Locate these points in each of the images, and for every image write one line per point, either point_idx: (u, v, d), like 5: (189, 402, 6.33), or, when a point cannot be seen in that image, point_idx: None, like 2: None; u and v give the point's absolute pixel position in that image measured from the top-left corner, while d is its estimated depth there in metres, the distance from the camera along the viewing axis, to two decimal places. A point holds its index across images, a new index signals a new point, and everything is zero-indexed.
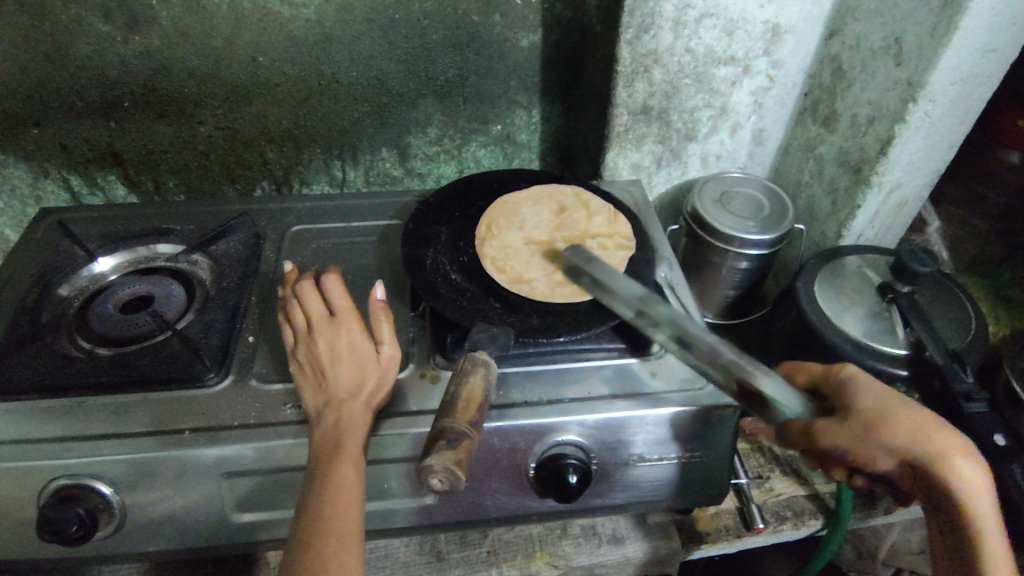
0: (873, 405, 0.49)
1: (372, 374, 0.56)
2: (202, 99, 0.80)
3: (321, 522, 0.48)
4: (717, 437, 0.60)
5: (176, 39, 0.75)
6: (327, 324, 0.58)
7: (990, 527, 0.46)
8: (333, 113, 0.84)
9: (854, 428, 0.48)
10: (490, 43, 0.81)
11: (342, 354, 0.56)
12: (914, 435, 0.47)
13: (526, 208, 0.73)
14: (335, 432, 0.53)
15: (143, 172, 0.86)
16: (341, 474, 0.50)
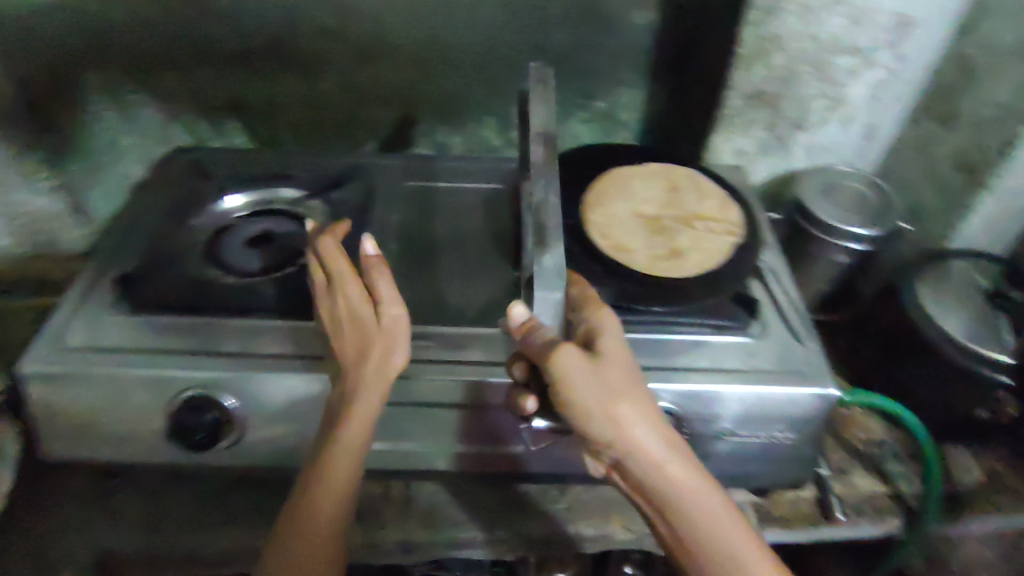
0: (619, 368, 0.49)
1: (373, 341, 0.52)
2: (327, 55, 0.84)
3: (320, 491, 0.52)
4: (811, 420, 0.61)
5: None
6: (327, 295, 0.56)
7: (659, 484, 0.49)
8: (446, 78, 0.87)
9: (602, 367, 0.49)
10: (607, 19, 0.82)
11: (343, 322, 0.54)
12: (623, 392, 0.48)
13: (636, 183, 0.75)
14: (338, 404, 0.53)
15: (264, 122, 0.91)
16: (340, 447, 0.51)
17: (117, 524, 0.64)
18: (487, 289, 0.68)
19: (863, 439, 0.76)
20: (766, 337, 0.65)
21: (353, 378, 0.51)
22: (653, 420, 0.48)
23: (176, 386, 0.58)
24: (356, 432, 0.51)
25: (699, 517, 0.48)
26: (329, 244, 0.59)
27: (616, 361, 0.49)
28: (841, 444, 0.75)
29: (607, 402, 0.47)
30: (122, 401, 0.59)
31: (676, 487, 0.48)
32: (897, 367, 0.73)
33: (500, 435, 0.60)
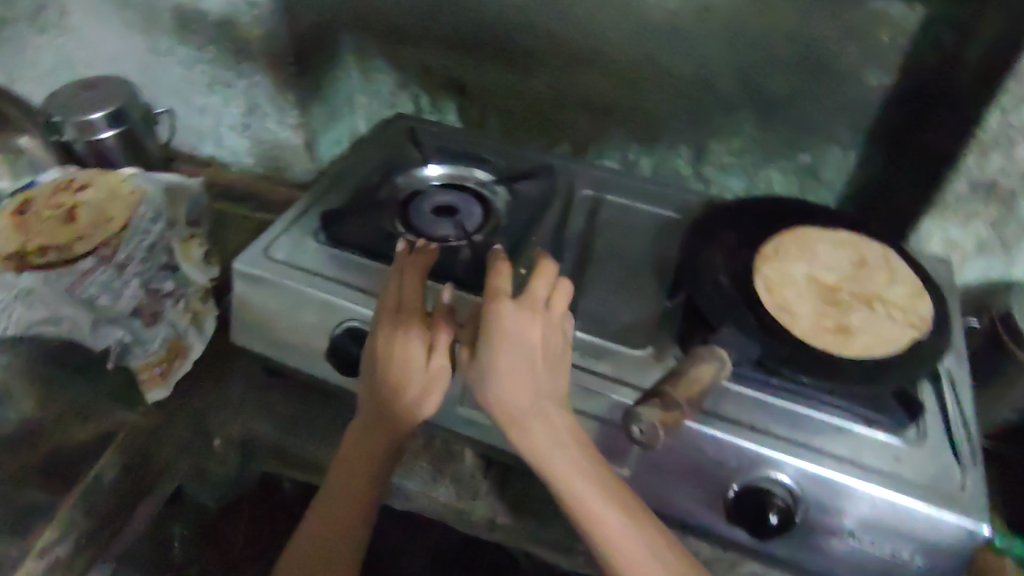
0: (524, 388, 0.53)
1: (400, 405, 0.58)
2: (547, 58, 0.89)
3: (325, 516, 0.58)
4: (949, 553, 0.54)
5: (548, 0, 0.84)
6: (393, 320, 0.59)
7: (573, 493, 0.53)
8: (651, 101, 0.89)
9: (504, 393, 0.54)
10: (835, 73, 0.79)
11: (394, 356, 0.58)
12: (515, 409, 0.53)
13: (822, 248, 0.71)
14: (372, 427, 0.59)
15: (475, 107, 0.98)
16: (351, 476, 0.59)
17: (263, 417, 0.74)
18: (634, 310, 0.69)
19: None
20: (921, 446, 0.59)
21: (376, 414, 0.59)
22: (562, 428, 0.54)
23: (343, 315, 0.66)
24: (369, 462, 0.59)
25: (611, 531, 0.51)
26: (419, 265, 0.63)
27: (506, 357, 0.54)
28: None
29: (507, 399, 0.53)
30: (300, 314, 0.68)
31: (576, 492, 0.52)
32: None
33: (606, 452, 0.60)
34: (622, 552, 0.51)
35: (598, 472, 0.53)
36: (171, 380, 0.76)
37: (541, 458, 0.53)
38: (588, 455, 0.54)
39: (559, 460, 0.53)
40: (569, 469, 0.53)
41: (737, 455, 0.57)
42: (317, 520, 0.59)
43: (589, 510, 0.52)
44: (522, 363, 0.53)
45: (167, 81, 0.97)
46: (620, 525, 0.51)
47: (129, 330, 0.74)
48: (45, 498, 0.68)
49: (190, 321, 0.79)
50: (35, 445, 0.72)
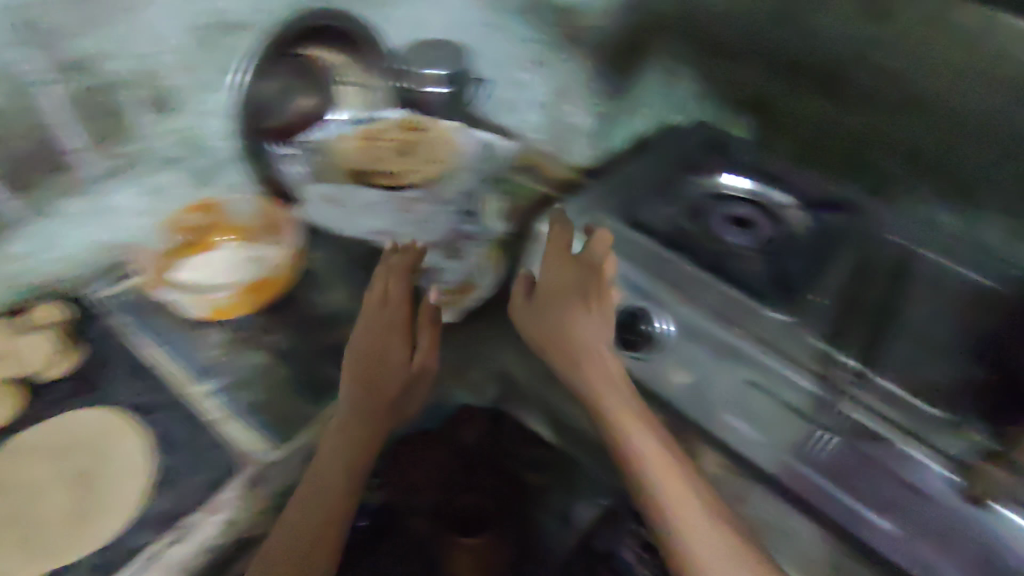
0: (596, 369, 0.63)
1: (396, 387, 0.67)
2: (874, 95, 0.83)
3: (324, 471, 0.61)
4: None
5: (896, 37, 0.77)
6: (380, 314, 0.71)
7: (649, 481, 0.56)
8: (984, 165, 0.79)
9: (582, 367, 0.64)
10: None
11: (370, 329, 0.70)
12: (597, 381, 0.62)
13: None
14: (353, 415, 0.65)
15: (774, 127, 0.96)
16: (349, 448, 0.62)
17: (523, 362, 0.76)
18: (943, 373, 0.63)
19: None
20: None
21: (350, 396, 0.66)
22: (625, 399, 0.61)
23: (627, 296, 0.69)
24: (370, 428, 0.64)
25: (655, 482, 0.56)
26: (405, 258, 0.75)
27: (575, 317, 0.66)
28: None
29: (597, 374, 0.63)
30: None
31: (629, 450, 0.58)
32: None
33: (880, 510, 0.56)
34: (671, 498, 0.55)
35: (653, 429, 0.59)
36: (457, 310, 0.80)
37: (599, 395, 0.62)
38: (641, 413, 0.61)
39: (619, 409, 0.60)
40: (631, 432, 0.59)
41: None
42: (304, 488, 0.60)
43: (645, 474, 0.57)
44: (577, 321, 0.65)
45: (492, 53, 1.04)
46: (678, 484, 0.56)
47: (437, 258, 0.84)
48: (336, 376, 0.77)
49: (486, 261, 0.83)
50: (332, 329, 0.82)
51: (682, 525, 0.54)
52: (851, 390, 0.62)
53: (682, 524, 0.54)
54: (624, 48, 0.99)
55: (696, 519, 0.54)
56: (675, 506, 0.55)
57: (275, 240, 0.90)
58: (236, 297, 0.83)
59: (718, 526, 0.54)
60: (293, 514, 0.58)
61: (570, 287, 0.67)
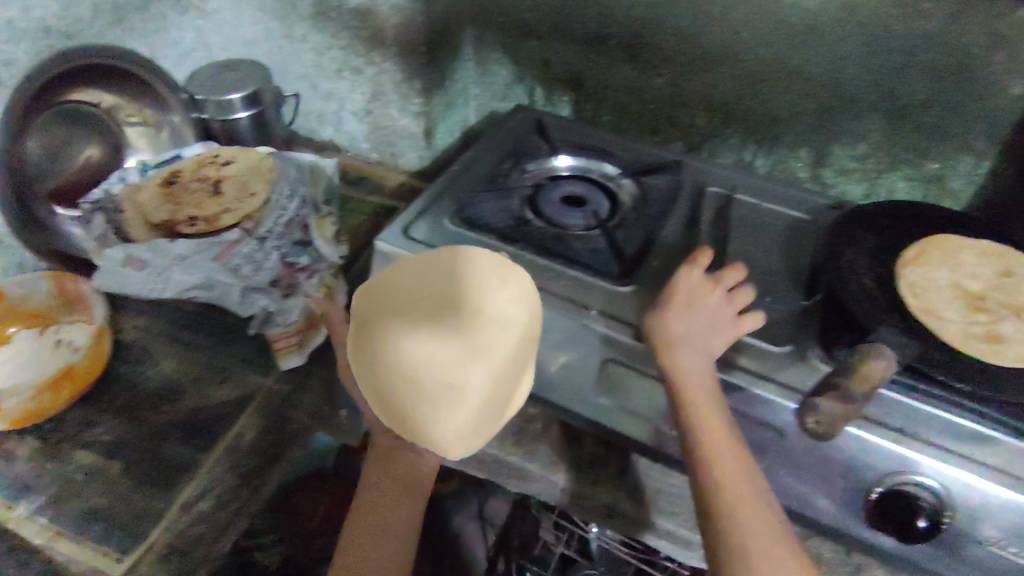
0: (705, 404, 0.56)
1: (405, 474, 0.64)
2: (674, 57, 0.89)
3: (385, 521, 0.61)
4: None
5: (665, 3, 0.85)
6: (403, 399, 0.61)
7: (733, 512, 0.52)
8: (776, 102, 0.88)
9: (721, 411, 0.56)
10: (978, 80, 0.77)
11: (685, 294, 0.60)
12: (706, 420, 0.55)
13: (968, 254, 0.69)
14: (381, 508, 0.62)
15: (592, 101, 1.00)
16: (371, 512, 0.62)
17: None
18: (769, 306, 0.68)
19: None
20: None
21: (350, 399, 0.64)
22: (722, 434, 0.55)
23: None
24: (384, 502, 0.62)
25: (749, 528, 0.51)
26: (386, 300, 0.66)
27: (732, 466, 0.54)
28: None
29: (680, 333, 0.58)
30: None
31: (713, 473, 0.53)
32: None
33: None
34: (749, 521, 0.51)
35: (746, 472, 0.54)
36: (310, 346, 0.77)
37: (702, 425, 0.55)
38: (745, 466, 0.54)
39: (719, 446, 0.54)
40: (739, 505, 0.52)
41: (900, 463, 0.57)
42: (392, 489, 0.63)
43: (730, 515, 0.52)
44: (712, 411, 0.56)
45: (296, 66, 0.99)
46: (753, 527, 0.51)
47: (270, 298, 0.77)
48: (183, 455, 0.70)
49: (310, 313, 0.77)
50: (177, 401, 0.75)
51: (748, 557, 0.50)
52: (733, 356, 0.62)
53: (766, 568, 0.49)
54: (437, 38, 0.91)
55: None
56: (754, 537, 0.51)
57: (93, 316, 0.78)
58: (34, 399, 0.70)
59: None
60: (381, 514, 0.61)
61: (705, 377, 0.57)
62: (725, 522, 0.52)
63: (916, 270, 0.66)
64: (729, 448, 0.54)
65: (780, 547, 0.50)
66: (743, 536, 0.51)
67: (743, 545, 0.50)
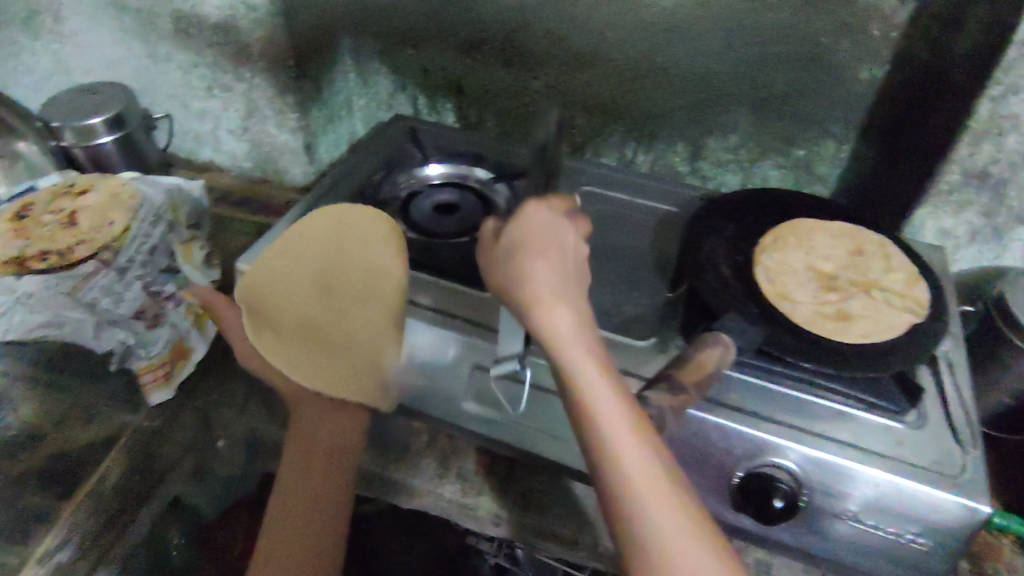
0: (575, 349, 0.43)
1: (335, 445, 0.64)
2: (546, 59, 0.89)
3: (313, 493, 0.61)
4: (940, 524, 0.54)
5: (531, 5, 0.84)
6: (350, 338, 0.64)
7: (625, 483, 0.38)
8: (650, 98, 0.89)
9: (593, 355, 0.43)
10: (829, 68, 0.80)
11: (535, 231, 0.49)
12: (582, 366, 0.42)
13: (822, 236, 0.71)
14: (312, 483, 0.62)
15: (474, 106, 0.98)
16: (303, 481, 0.62)
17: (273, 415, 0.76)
18: (637, 302, 0.69)
19: None
20: (922, 429, 0.59)
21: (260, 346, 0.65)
22: (601, 379, 0.42)
23: None
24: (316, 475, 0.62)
25: (650, 499, 0.37)
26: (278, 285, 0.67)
27: (622, 421, 0.40)
28: None
29: (537, 274, 0.46)
30: None
31: (597, 432, 0.40)
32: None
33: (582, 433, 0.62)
34: (650, 490, 0.38)
35: (641, 428, 0.40)
36: (178, 380, 0.77)
37: (578, 373, 0.42)
38: (641, 423, 0.40)
39: (602, 396, 0.41)
40: (628, 461, 0.39)
41: (757, 447, 0.58)
42: (322, 462, 0.63)
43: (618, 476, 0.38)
44: (586, 359, 0.42)
45: (164, 87, 0.95)
46: (654, 493, 0.38)
47: (131, 332, 0.74)
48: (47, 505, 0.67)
49: (173, 347, 0.77)
50: (39, 449, 0.72)
51: (653, 541, 0.37)
52: (595, 354, 0.62)
53: (674, 562, 0.36)
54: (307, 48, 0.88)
55: (670, 551, 0.36)
56: (656, 511, 0.37)
57: None
58: None
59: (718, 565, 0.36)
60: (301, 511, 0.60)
61: (576, 317, 0.45)
62: (620, 496, 0.38)
63: (772, 259, 0.68)
64: (614, 401, 0.41)
65: (690, 524, 0.37)
66: (641, 514, 0.37)
67: (642, 528, 0.37)
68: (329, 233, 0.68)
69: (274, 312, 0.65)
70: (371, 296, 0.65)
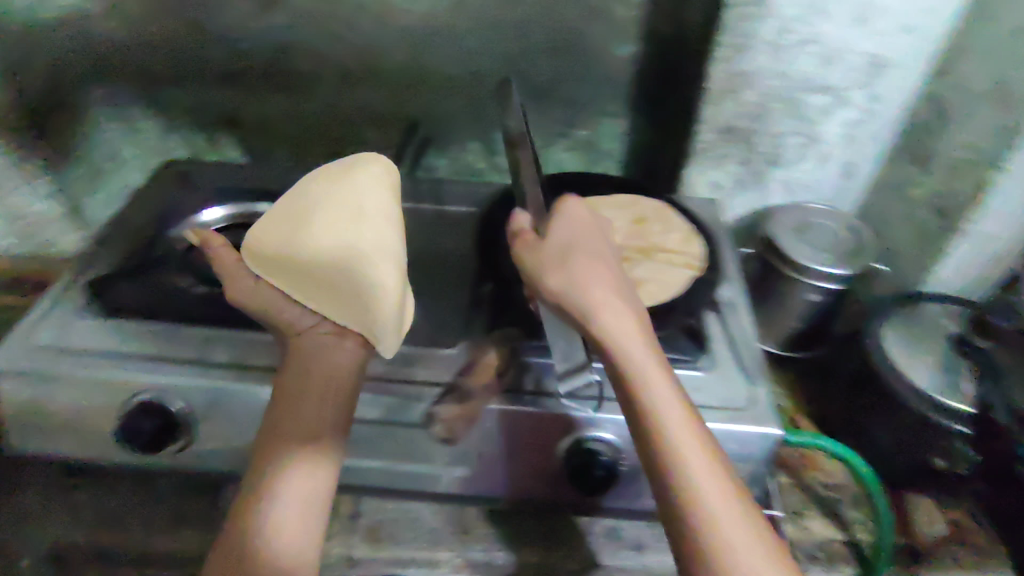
0: (637, 356, 0.46)
1: (323, 376, 0.52)
2: (318, 78, 0.86)
3: (303, 427, 0.50)
4: (743, 452, 0.59)
5: (288, 26, 0.82)
6: (345, 278, 0.56)
7: (699, 482, 0.42)
8: (430, 102, 0.89)
9: (660, 366, 0.47)
10: (586, 51, 0.84)
11: (581, 261, 0.52)
12: (650, 376, 0.46)
13: (606, 210, 0.75)
14: (297, 416, 0.50)
15: (257, 138, 0.93)
16: (289, 411, 0.50)
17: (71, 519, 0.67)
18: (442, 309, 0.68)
19: (822, 481, 0.74)
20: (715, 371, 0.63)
21: (255, 295, 0.58)
22: (661, 388, 0.45)
23: (128, 390, 0.60)
24: (308, 407, 0.51)
25: (719, 502, 0.41)
26: (260, 230, 0.61)
27: (683, 425, 0.44)
28: (800, 486, 0.74)
29: (597, 290, 0.50)
30: (88, 400, 0.60)
31: (661, 436, 0.44)
32: (919, 433, 0.66)
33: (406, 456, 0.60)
34: (715, 492, 0.42)
35: (699, 433, 0.44)
36: None
37: (642, 381, 0.46)
38: (703, 432, 0.44)
39: (670, 405, 0.45)
40: (688, 452, 0.43)
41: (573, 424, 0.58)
42: (313, 388, 0.51)
43: (683, 468, 0.42)
44: (643, 364, 0.46)
45: None
46: (718, 493, 0.42)
47: None
48: None
49: None
50: None
51: (713, 535, 0.40)
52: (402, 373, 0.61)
53: (737, 554, 0.39)
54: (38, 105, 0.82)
55: (730, 539, 0.40)
56: (722, 513, 0.41)
57: None
58: None
59: (773, 560, 0.40)
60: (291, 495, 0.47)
61: (625, 323, 0.48)
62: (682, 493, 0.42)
63: None
64: (677, 406, 0.45)
65: (754, 527, 0.41)
66: (708, 513, 0.41)
67: (709, 524, 0.41)
68: (342, 175, 0.62)
69: (271, 259, 0.59)
70: (396, 227, 0.61)
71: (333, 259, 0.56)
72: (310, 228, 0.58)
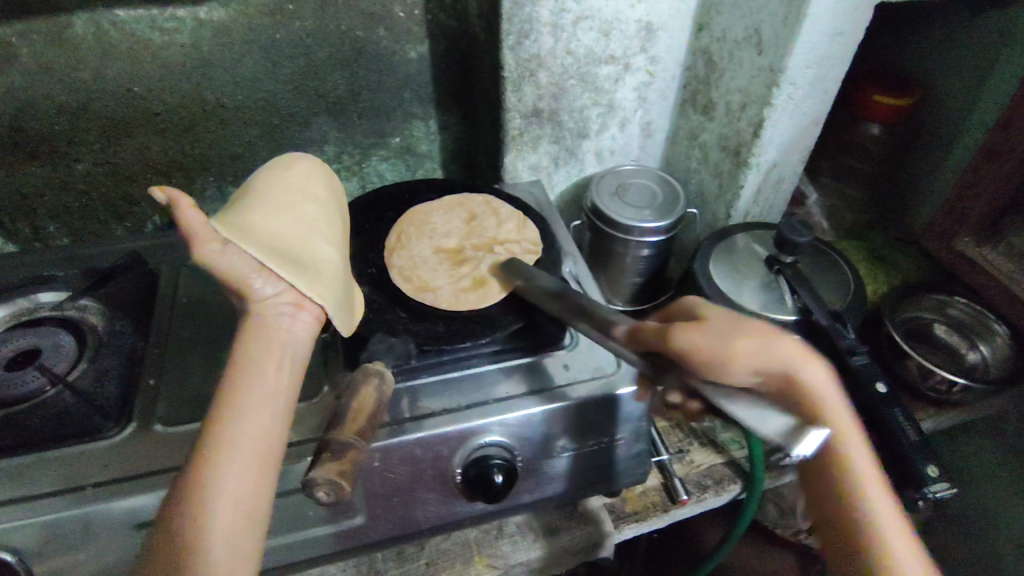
0: (809, 375, 0.47)
1: (285, 361, 0.46)
2: (78, 135, 0.75)
3: (266, 413, 0.43)
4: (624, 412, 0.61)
5: (22, 85, 0.69)
6: (309, 261, 0.53)
7: (880, 500, 0.46)
8: (222, 138, 0.81)
9: (831, 386, 0.47)
10: (377, 57, 0.81)
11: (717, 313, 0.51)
12: (803, 398, 0.47)
13: (436, 216, 0.74)
14: (259, 399, 0.43)
15: (17, 218, 0.79)
16: (259, 394, 0.43)
17: None
18: None
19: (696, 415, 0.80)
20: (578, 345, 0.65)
21: (228, 261, 0.47)
22: (843, 414, 0.47)
23: None
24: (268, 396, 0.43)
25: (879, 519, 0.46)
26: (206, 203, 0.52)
27: (861, 452, 0.47)
28: (677, 426, 0.79)
29: (729, 328, 0.49)
30: None
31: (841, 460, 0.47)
32: None
33: (294, 525, 0.55)
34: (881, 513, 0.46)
35: (867, 458, 0.47)
36: None
37: (808, 405, 0.47)
38: (869, 454, 0.47)
39: (844, 432, 0.47)
40: (858, 457, 0.47)
41: (462, 436, 0.57)
42: (276, 371, 0.45)
43: (860, 486, 0.46)
44: (815, 388, 0.47)
45: None
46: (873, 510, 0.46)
47: None
48: None
49: None
50: None
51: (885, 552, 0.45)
52: None
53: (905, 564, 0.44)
54: None
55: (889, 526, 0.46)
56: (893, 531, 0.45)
57: None
58: None
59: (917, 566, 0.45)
60: (241, 474, 0.40)
61: (783, 346, 0.48)
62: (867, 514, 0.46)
63: (400, 256, 0.69)
64: (845, 428, 0.47)
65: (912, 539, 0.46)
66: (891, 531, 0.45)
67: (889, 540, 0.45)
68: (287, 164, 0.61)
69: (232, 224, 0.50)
70: (335, 217, 0.60)
71: (291, 239, 0.53)
72: (266, 206, 0.54)
